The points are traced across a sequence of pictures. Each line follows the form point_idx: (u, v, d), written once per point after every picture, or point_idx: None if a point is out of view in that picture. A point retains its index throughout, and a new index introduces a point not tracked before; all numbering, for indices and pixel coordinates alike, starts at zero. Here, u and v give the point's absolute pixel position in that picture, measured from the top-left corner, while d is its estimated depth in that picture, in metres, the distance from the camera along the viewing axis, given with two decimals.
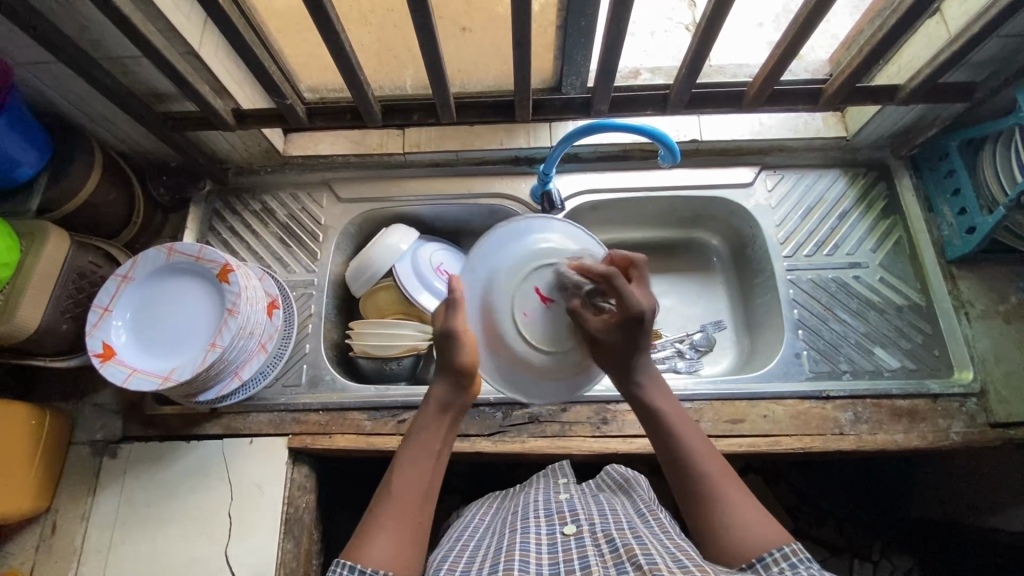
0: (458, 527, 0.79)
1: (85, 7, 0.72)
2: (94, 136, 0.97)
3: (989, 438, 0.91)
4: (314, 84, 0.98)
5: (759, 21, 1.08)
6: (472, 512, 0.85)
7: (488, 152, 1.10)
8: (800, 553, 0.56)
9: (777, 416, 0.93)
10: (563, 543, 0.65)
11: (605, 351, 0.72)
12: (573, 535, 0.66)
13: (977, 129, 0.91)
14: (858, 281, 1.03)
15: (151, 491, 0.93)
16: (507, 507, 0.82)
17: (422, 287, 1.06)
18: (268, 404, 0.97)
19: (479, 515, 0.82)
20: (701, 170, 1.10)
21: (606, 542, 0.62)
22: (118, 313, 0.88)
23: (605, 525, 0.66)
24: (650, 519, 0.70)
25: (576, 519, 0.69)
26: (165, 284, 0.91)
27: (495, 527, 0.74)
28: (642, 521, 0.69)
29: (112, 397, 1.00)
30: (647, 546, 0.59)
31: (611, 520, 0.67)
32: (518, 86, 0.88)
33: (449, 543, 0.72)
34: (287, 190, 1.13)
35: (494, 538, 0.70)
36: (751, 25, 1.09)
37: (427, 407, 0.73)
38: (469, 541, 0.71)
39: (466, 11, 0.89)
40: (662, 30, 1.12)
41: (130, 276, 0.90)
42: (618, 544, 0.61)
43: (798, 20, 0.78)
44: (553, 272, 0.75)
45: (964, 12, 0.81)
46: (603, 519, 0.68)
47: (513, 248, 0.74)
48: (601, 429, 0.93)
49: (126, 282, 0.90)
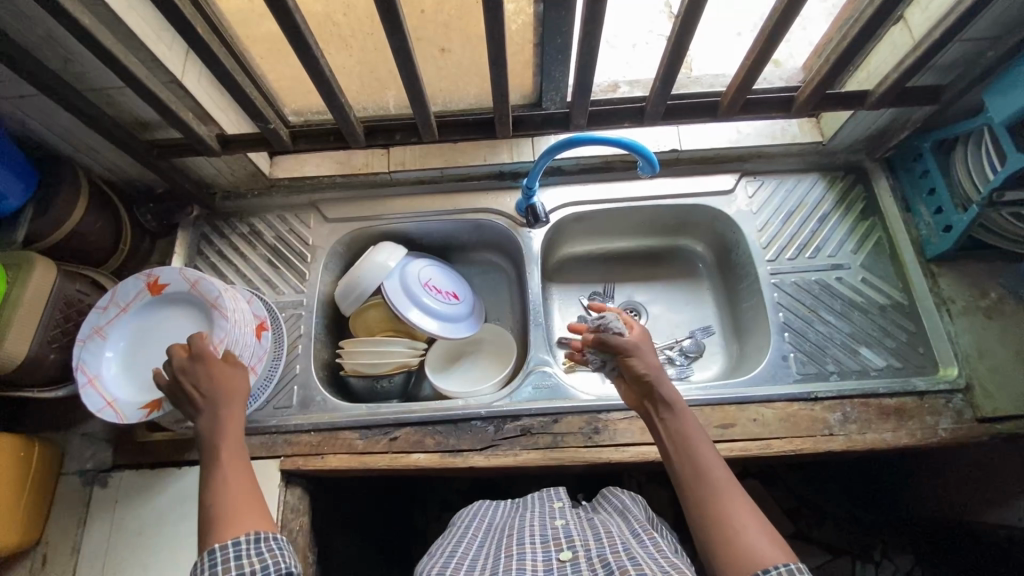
0: (451, 542, 0.76)
1: (68, 42, 0.73)
2: (79, 165, 0.98)
3: (977, 434, 0.92)
4: (298, 107, 0.99)
5: (738, 30, 1.07)
6: (466, 523, 0.81)
7: (473, 168, 1.12)
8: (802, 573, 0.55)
9: (767, 419, 0.94)
10: (558, 570, 0.66)
11: (643, 352, 0.76)
12: (569, 561, 0.67)
13: (949, 130, 0.93)
14: (841, 282, 1.04)
15: (143, 518, 0.93)
16: (505, 520, 0.81)
17: (416, 305, 1.06)
18: (259, 426, 0.97)
19: (473, 530, 0.79)
20: (682, 179, 1.12)
21: (603, 566, 0.63)
22: (109, 374, 0.87)
23: (601, 549, 0.67)
24: (646, 538, 0.69)
25: (572, 545, 0.69)
26: (143, 325, 0.91)
27: (490, 547, 0.74)
28: (637, 541, 0.69)
29: (102, 426, 0.99)
30: (641, 567, 0.60)
31: (607, 543, 0.68)
32: (497, 103, 0.90)
33: (443, 561, 0.71)
34: (273, 213, 1.14)
35: (490, 563, 0.69)
36: (729, 33, 1.08)
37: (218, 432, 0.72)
38: (464, 559, 0.71)
39: (444, 32, 0.90)
40: (643, 41, 1.13)
41: (103, 332, 0.89)
42: (614, 566, 0.62)
43: (762, 36, 0.81)
44: (444, 283, 1.11)
45: (926, 18, 0.83)
46: (598, 542, 0.69)
47: (415, 274, 1.09)
48: (592, 439, 0.93)
49: (102, 342, 0.88)
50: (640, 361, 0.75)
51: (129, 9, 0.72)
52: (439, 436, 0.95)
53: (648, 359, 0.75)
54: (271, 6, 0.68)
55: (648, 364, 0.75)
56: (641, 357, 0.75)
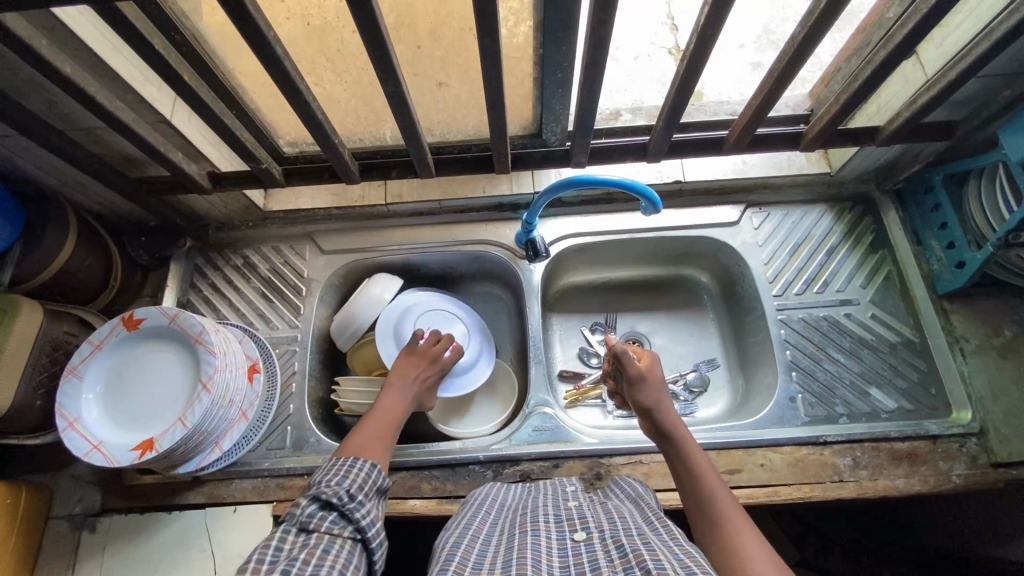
0: (468, 513, 0.72)
1: (51, 87, 0.71)
2: (68, 201, 0.96)
3: (992, 480, 0.88)
4: (291, 138, 0.95)
5: (741, 43, 1.17)
6: (481, 497, 0.77)
7: (472, 199, 1.10)
8: None
9: (775, 464, 0.91)
10: (572, 548, 0.61)
11: (650, 383, 0.83)
12: (583, 541, 0.62)
13: (962, 164, 0.91)
14: (850, 318, 1.01)
15: (131, 566, 0.90)
16: (519, 503, 0.76)
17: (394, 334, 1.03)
18: (251, 470, 0.94)
19: (486, 506, 0.74)
20: (686, 210, 1.09)
21: (615, 547, 0.58)
22: (88, 418, 0.83)
23: (615, 531, 0.62)
24: (660, 524, 0.64)
25: (586, 527, 0.65)
26: (123, 361, 0.88)
27: (503, 525, 0.69)
28: (652, 527, 0.64)
29: (91, 468, 0.97)
30: (655, 552, 0.55)
31: (621, 526, 0.63)
32: (496, 140, 0.87)
33: (459, 531, 0.66)
34: (268, 244, 1.12)
35: (504, 538, 0.64)
36: (733, 45, 1.17)
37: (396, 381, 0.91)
38: (480, 531, 0.66)
39: (441, 66, 0.88)
40: (645, 54, 1.20)
41: (80, 370, 0.85)
42: (627, 549, 0.57)
43: (771, 74, 0.78)
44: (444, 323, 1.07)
45: (940, 54, 0.81)
46: (613, 526, 0.64)
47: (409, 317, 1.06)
48: (594, 485, 0.91)
49: (81, 381, 0.85)
50: (646, 392, 0.83)
51: (114, 54, 0.69)
52: (436, 481, 0.92)
53: (653, 389, 0.83)
54: (258, 52, 0.65)
55: (650, 398, 0.82)
56: (648, 390, 0.83)
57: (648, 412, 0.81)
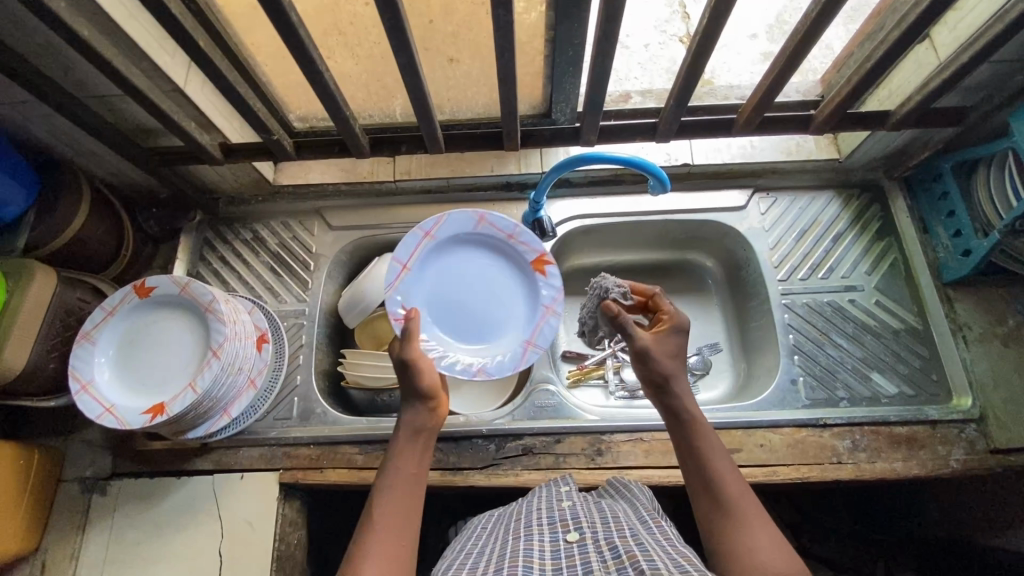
0: (463, 538, 0.74)
1: (67, 51, 0.72)
2: (81, 169, 0.96)
3: (990, 466, 0.89)
4: (303, 112, 0.96)
5: (753, 33, 1.12)
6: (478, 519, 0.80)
7: (480, 178, 1.10)
8: None
9: (774, 445, 0.92)
10: (566, 549, 0.63)
11: (662, 353, 0.77)
12: (576, 542, 0.63)
13: (971, 152, 0.90)
14: (854, 304, 1.02)
15: (141, 528, 0.92)
16: (513, 511, 0.77)
17: (444, 247, 0.95)
18: (258, 438, 0.96)
19: (483, 524, 0.77)
20: (693, 193, 1.09)
21: (609, 549, 0.60)
22: (101, 381, 0.85)
23: (608, 532, 0.63)
24: (653, 525, 0.66)
25: (579, 527, 0.66)
26: (134, 328, 0.89)
27: (498, 533, 0.71)
28: (645, 527, 0.66)
29: (101, 433, 0.99)
30: (649, 552, 0.57)
31: (614, 527, 0.64)
32: (506, 117, 0.88)
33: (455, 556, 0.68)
34: (277, 219, 1.13)
35: (499, 545, 0.66)
36: (744, 36, 1.12)
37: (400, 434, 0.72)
38: (475, 547, 0.68)
39: (453, 42, 0.88)
40: (656, 43, 1.19)
41: (93, 336, 0.87)
42: (620, 550, 0.59)
43: (783, 54, 0.78)
44: None
45: (954, 38, 0.80)
46: (605, 526, 0.65)
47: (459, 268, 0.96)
48: (595, 461, 0.92)
49: (93, 346, 0.86)
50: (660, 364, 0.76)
51: (130, 19, 0.70)
52: (439, 453, 0.94)
53: (665, 359, 0.76)
54: (274, 20, 0.66)
55: (668, 372, 0.75)
56: (665, 358, 0.76)
57: (663, 386, 0.75)
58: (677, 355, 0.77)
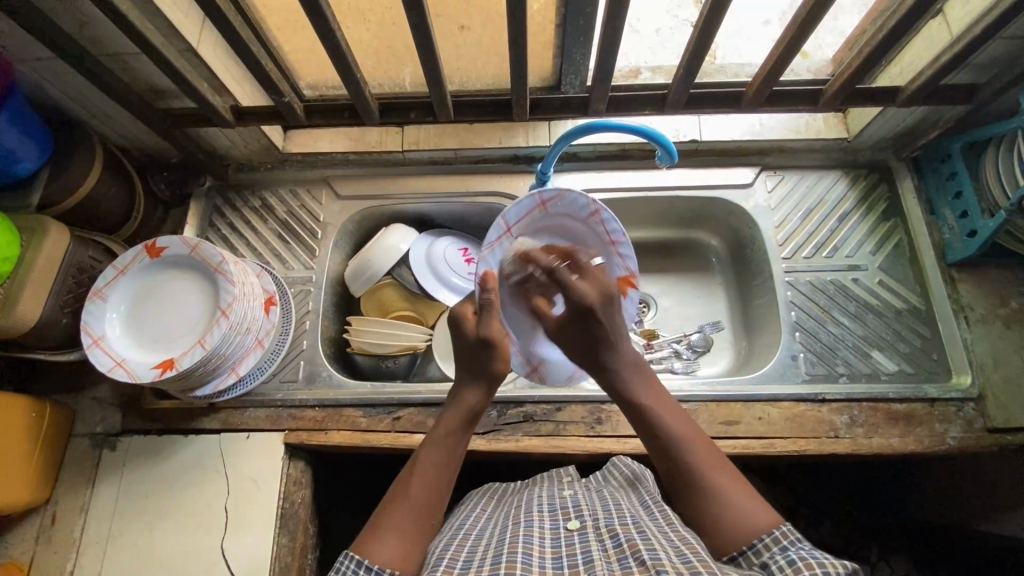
0: (460, 516, 0.74)
1: (84, 6, 0.73)
2: (94, 131, 0.98)
3: (985, 444, 0.90)
4: (313, 78, 0.96)
5: (765, 19, 1.05)
6: (472, 500, 0.80)
7: (488, 150, 1.11)
8: (791, 535, 0.55)
9: (772, 418, 0.93)
10: (566, 538, 0.61)
11: (569, 341, 0.77)
12: (576, 530, 0.62)
13: (980, 131, 0.90)
14: (858, 283, 1.02)
15: (149, 482, 0.94)
16: (508, 501, 0.77)
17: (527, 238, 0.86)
18: (265, 399, 0.98)
19: (480, 506, 0.76)
20: (700, 170, 1.09)
21: (610, 537, 0.59)
22: (113, 336, 0.87)
23: (608, 519, 0.63)
24: (656, 513, 0.66)
25: (580, 515, 0.65)
26: (144, 288, 0.91)
27: (498, 518, 0.70)
28: (647, 515, 0.66)
29: (111, 390, 1.01)
30: (650, 542, 0.56)
31: (615, 515, 0.64)
32: (516, 85, 0.88)
33: (452, 532, 0.67)
34: (285, 186, 1.14)
35: (498, 529, 0.65)
36: (756, 23, 1.05)
37: (454, 412, 0.72)
38: (471, 529, 0.67)
39: (464, 9, 0.88)
40: (667, 27, 1.12)
41: (105, 294, 0.88)
42: (621, 538, 0.58)
43: (794, 24, 0.77)
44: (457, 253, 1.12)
45: (966, 13, 0.80)
46: (606, 514, 0.65)
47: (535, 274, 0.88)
48: (595, 429, 0.93)
49: (104, 303, 0.88)
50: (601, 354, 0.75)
51: None
52: None
53: (578, 346, 0.76)
54: None
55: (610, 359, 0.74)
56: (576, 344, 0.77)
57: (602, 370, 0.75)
58: (600, 341, 0.74)
